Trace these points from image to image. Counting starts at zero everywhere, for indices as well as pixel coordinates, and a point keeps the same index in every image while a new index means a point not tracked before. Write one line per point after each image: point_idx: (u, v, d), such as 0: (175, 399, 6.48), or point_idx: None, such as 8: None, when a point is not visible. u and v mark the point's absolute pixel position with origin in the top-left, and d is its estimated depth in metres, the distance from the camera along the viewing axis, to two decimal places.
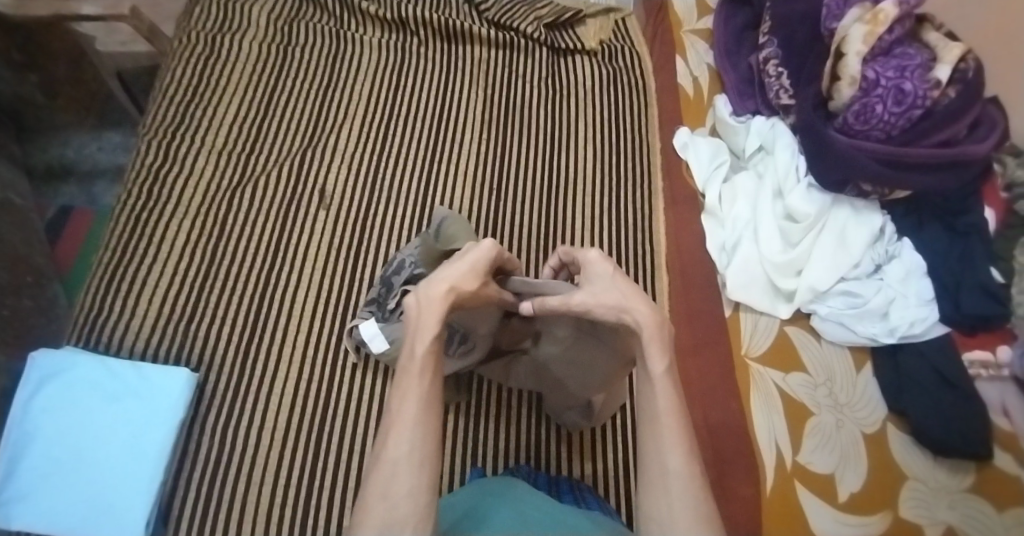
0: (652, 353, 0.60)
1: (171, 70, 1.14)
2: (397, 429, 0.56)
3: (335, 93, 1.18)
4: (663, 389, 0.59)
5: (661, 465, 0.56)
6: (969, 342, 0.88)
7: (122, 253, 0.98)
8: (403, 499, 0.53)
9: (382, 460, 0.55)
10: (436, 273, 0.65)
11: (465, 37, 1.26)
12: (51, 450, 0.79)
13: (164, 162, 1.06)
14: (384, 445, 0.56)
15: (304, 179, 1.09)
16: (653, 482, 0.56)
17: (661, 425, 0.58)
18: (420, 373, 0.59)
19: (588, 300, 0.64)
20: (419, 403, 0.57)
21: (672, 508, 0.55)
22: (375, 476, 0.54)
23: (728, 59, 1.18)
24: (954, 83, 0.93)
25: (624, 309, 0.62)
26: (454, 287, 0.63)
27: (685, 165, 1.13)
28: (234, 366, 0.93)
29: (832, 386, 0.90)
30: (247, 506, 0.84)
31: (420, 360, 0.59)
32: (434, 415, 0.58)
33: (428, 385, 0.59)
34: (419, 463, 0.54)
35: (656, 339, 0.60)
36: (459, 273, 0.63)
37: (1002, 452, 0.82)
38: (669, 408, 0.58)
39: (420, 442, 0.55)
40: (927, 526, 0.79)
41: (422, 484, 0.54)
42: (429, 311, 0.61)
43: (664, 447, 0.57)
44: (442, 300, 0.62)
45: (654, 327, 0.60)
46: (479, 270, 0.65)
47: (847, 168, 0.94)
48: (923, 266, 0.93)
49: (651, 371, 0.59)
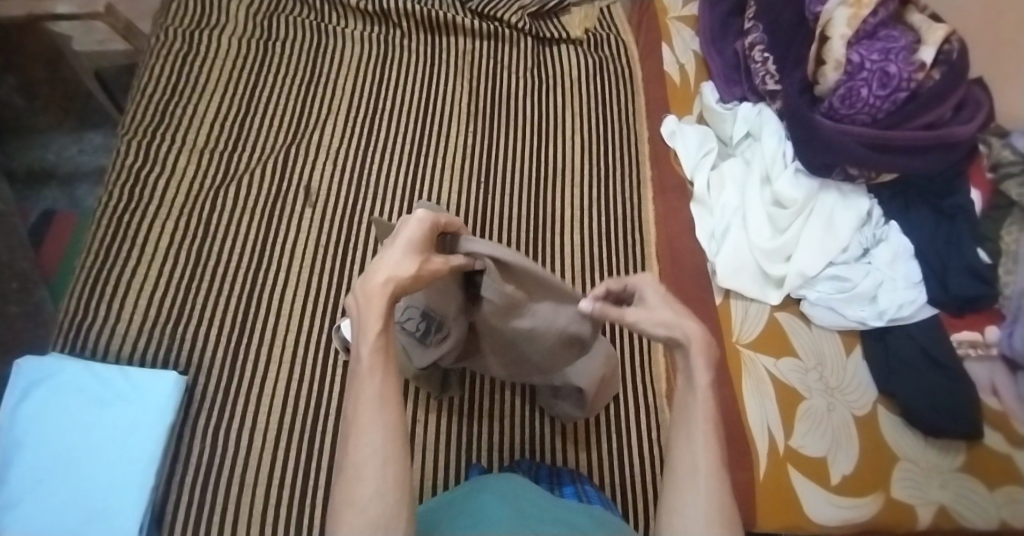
0: (697, 361, 0.58)
1: (149, 68, 1.12)
2: (357, 432, 0.53)
3: (318, 87, 1.17)
4: (704, 396, 0.57)
5: (691, 465, 0.55)
6: (958, 323, 0.89)
7: (105, 256, 0.96)
8: (372, 503, 0.51)
9: (345, 466, 0.53)
10: (371, 263, 0.60)
11: (449, 29, 1.25)
12: (36, 457, 0.77)
13: (145, 162, 1.04)
14: (346, 450, 0.54)
15: (289, 176, 1.07)
16: (680, 480, 0.55)
17: (696, 434, 0.56)
18: (371, 371, 0.55)
19: (642, 314, 0.60)
20: (376, 403, 0.54)
21: (694, 508, 0.53)
22: (343, 482, 0.52)
23: (714, 46, 1.18)
24: (939, 65, 0.93)
25: (674, 324, 0.59)
26: (390, 275, 0.58)
27: (674, 153, 1.12)
28: (224, 367, 0.91)
29: (822, 370, 0.90)
30: (242, 509, 0.83)
31: (368, 360, 0.56)
32: (394, 410, 0.55)
33: (381, 382, 0.55)
34: (384, 465, 0.52)
35: (701, 349, 0.58)
36: (393, 261, 0.59)
37: (994, 432, 0.84)
38: (706, 415, 0.57)
39: (383, 441, 0.53)
40: (919, 507, 0.81)
41: (389, 483, 0.52)
42: (369, 307, 0.57)
43: (696, 450, 0.56)
44: (382, 292, 0.57)
45: (702, 338, 0.58)
46: (414, 250, 0.60)
47: (834, 153, 0.94)
48: (910, 249, 0.93)
49: (696, 383, 0.57)
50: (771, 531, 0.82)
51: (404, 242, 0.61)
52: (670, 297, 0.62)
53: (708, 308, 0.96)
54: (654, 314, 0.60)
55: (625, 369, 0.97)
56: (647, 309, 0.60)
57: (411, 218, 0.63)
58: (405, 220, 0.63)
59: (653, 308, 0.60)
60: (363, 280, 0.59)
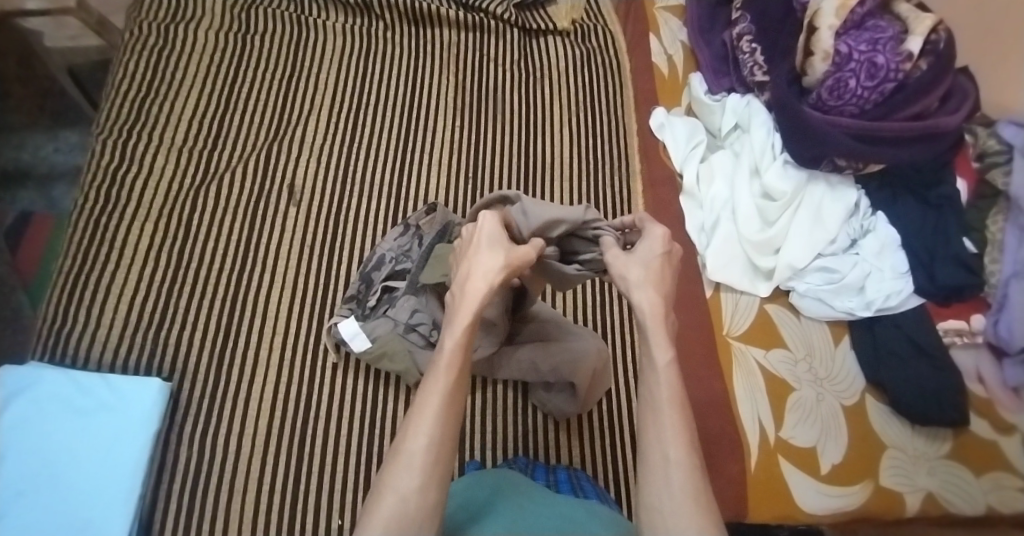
0: (654, 340, 0.57)
1: (123, 63, 1.09)
2: (416, 421, 0.52)
3: (299, 82, 1.14)
4: (667, 380, 0.56)
5: (661, 454, 0.53)
6: (944, 312, 0.89)
7: (82, 260, 0.93)
8: (413, 497, 0.49)
9: (398, 453, 0.51)
10: (460, 263, 0.60)
11: (433, 20, 1.23)
12: (18, 469, 0.75)
13: (121, 163, 1.01)
14: (402, 438, 0.52)
15: (272, 173, 1.05)
16: (654, 471, 0.53)
17: (663, 415, 0.55)
18: (448, 367, 0.54)
19: (616, 258, 0.63)
20: (443, 398, 0.53)
21: (672, 501, 0.52)
22: (391, 467, 0.51)
23: (702, 36, 1.17)
24: (925, 55, 0.93)
25: (635, 286, 0.60)
26: (484, 272, 0.57)
27: (662, 146, 1.11)
28: (209, 372, 0.89)
29: (812, 361, 0.90)
30: (232, 517, 0.81)
31: (449, 355, 0.55)
32: (457, 412, 0.54)
33: (456, 380, 0.54)
34: (434, 462, 0.51)
35: (659, 327, 0.57)
36: (481, 261, 0.58)
37: (979, 418, 0.84)
38: (671, 398, 0.55)
39: (439, 438, 0.52)
40: (907, 494, 0.81)
41: (434, 481, 0.51)
42: (463, 307, 0.56)
43: (665, 438, 0.54)
44: (478, 290, 0.56)
45: (656, 313, 0.58)
46: (500, 244, 0.59)
47: (823, 144, 0.93)
48: (897, 239, 0.93)
49: (656, 361, 0.56)
50: (763, 522, 0.82)
51: (487, 239, 0.60)
52: (655, 257, 0.61)
53: (697, 302, 0.95)
54: (624, 267, 0.62)
55: (617, 363, 0.96)
56: (624, 255, 0.62)
57: (483, 217, 0.62)
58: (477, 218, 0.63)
59: (627, 259, 0.62)
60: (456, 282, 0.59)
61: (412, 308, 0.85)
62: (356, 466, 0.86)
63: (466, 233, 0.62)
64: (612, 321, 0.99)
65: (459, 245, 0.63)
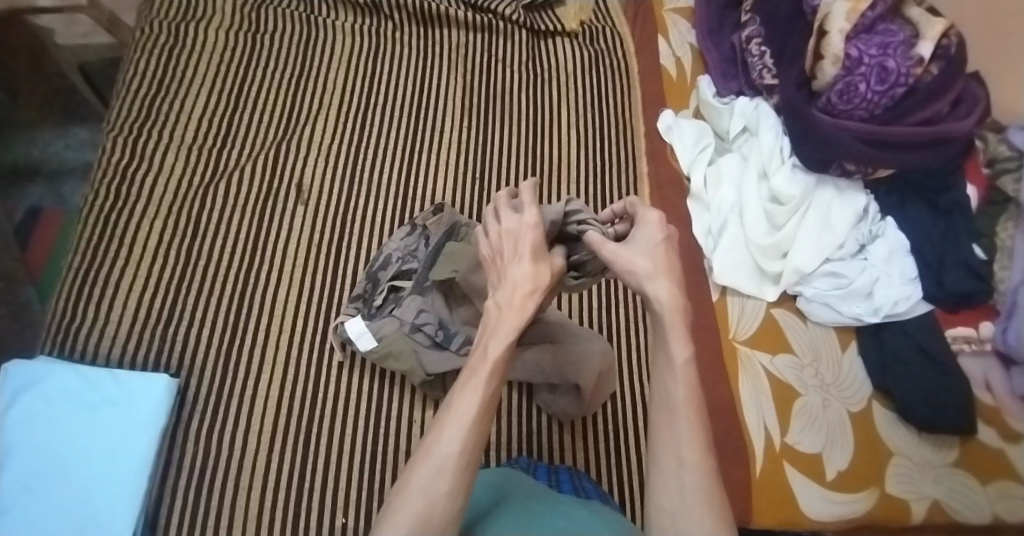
0: (673, 338, 0.55)
1: (134, 62, 1.09)
2: (451, 423, 0.52)
3: (309, 82, 1.15)
4: (684, 378, 0.55)
5: (675, 455, 0.53)
6: (952, 319, 0.88)
7: (92, 256, 0.93)
8: (440, 499, 0.49)
9: (428, 454, 0.51)
10: (502, 270, 0.58)
11: (442, 20, 1.23)
12: (24, 463, 0.75)
13: (131, 160, 1.01)
14: (433, 438, 0.52)
15: (281, 172, 1.06)
16: (665, 470, 0.53)
17: (678, 414, 0.54)
18: (490, 375, 0.54)
19: (617, 253, 0.59)
20: (480, 403, 0.53)
21: (683, 501, 0.52)
22: (418, 465, 0.51)
23: (711, 39, 1.17)
24: (936, 60, 0.92)
25: (648, 278, 0.57)
26: (530, 287, 0.56)
27: (670, 148, 1.11)
28: (215, 370, 0.89)
29: (818, 367, 0.90)
30: (236, 513, 0.82)
31: (492, 362, 0.54)
32: (489, 416, 0.54)
33: (494, 389, 0.54)
34: (463, 467, 0.50)
35: (678, 323, 0.55)
36: (526, 273, 0.57)
37: (986, 427, 0.84)
38: (687, 397, 0.55)
39: (472, 442, 0.51)
40: (913, 502, 0.80)
41: (462, 484, 0.50)
42: (509, 317, 0.55)
43: (679, 438, 0.53)
44: (524, 306, 0.56)
45: (675, 309, 0.56)
46: (543, 257, 0.58)
47: (832, 148, 0.93)
48: (906, 245, 0.93)
49: (673, 357, 0.55)
50: (767, 527, 0.81)
51: (531, 250, 0.58)
52: (659, 245, 0.58)
53: (704, 306, 0.95)
54: (629, 261, 0.58)
55: (622, 365, 0.96)
56: (625, 248, 0.59)
57: (527, 224, 0.59)
58: (520, 223, 0.60)
59: (631, 252, 0.59)
60: (498, 289, 0.57)
61: (418, 308, 0.86)
62: (360, 465, 0.86)
63: (507, 238, 0.60)
64: (617, 323, 0.99)
65: (497, 247, 0.60)
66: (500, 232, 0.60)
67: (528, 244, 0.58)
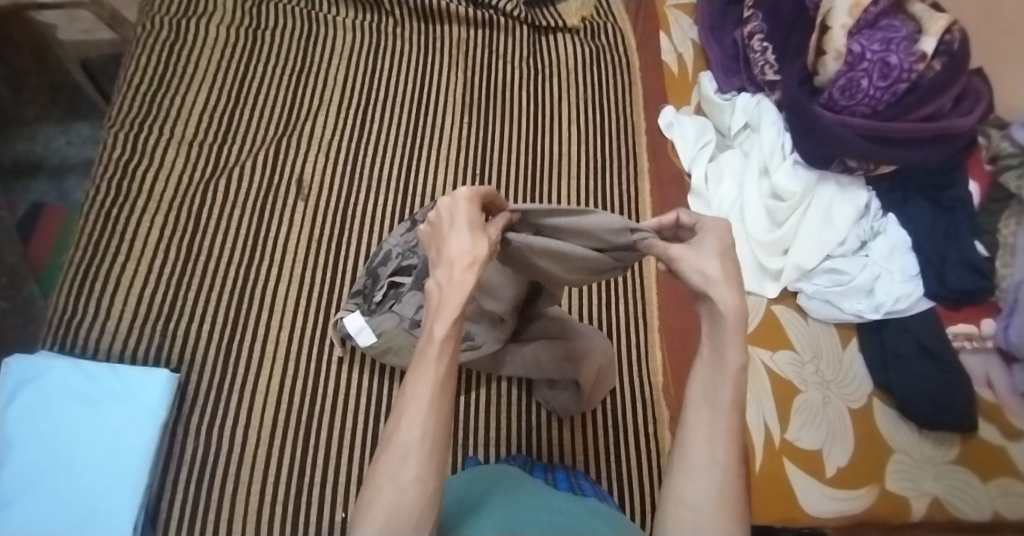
0: (731, 341, 0.50)
1: (135, 58, 1.10)
2: (409, 411, 0.49)
3: (309, 78, 1.15)
4: (734, 382, 0.50)
5: (707, 455, 0.48)
6: (954, 316, 0.88)
7: (93, 251, 0.94)
8: (411, 488, 0.47)
9: (392, 444, 0.48)
10: (439, 247, 0.55)
11: (442, 16, 1.23)
12: (25, 458, 0.75)
13: (132, 155, 1.01)
14: (395, 429, 0.49)
15: (281, 167, 1.06)
16: (692, 469, 0.48)
17: (720, 416, 0.49)
18: (440, 355, 0.51)
19: (684, 253, 0.55)
20: (436, 388, 0.50)
21: (705, 503, 0.47)
22: (385, 457, 0.48)
23: (713, 35, 1.16)
24: (940, 56, 0.91)
25: (713, 282, 0.52)
26: (468, 262, 0.53)
27: (671, 145, 1.11)
28: (215, 365, 0.90)
29: (819, 363, 0.90)
30: (236, 508, 0.82)
31: (439, 342, 0.51)
32: (449, 400, 0.50)
33: (448, 369, 0.51)
34: (430, 453, 0.48)
35: (740, 329, 0.50)
36: (465, 247, 0.54)
37: (987, 424, 0.84)
38: (734, 402, 0.50)
39: (433, 427, 0.48)
40: (914, 499, 0.81)
41: (433, 470, 0.48)
42: (450, 293, 0.52)
43: (716, 439, 0.49)
44: (466, 278, 0.53)
45: (739, 316, 0.50)
46: (479, 229, 0.56)
47: (834, 144, 0.93)
48: (907, 242, 0.92)
49: (728, 360, 0.50)
50: (768, 523, 0.82)
51: (466, 222, 0.56)
52: (729, 251, 0.53)
53: (675, 295, 1.00)
54: (698, 261, 0.54)
55: (622, 361, 0.96)
56: (693, 251, 0.55)
57: (457, 197, 0.57)
58: (454, 195, 0.57)
59: (700, 253, 0.54)
60: (438, 266, 0.55)
61: (418, 303, 0.84)
62: (360, 460, 0.86)
63: (441, 214, 0.57)
64: (617, 320, 0.99)
65: (434, 224, 0.57)
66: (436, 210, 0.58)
67: (464, 218, 0.56)
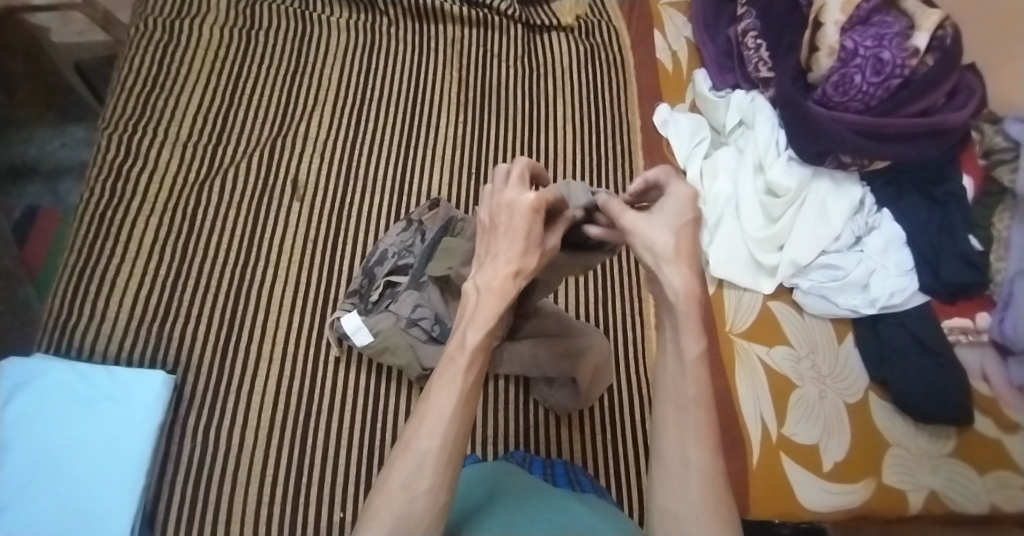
0: (685, 331, 0.49)
1: (128, 60, 1.09)
2: (431, 418, 0.48)
3: (304, 78, 1.14)
4: (695, 375, 0.48)
5: (681, 458, 0.48)
6: (948, 310, 0.89)
7: (88, 253, 0.94)
8: (422, 497, 0.47)
9: (409, 450, 0.48)
10: (489, 250, 0.55)
11: (436, 15, 1.23)
12: (22, 461, 0.75)
13: (127, 157, 1.01)
14: (414, 433, 0.48)
15: (276, 169, 1.05)
16: (670, 475, 0.48)
17: (687, 413, 0.48)
18: (469, 365, 0.50)
19: (637, 224, 0.54)
20: (461, 397, 0.49)
21: (687, 507, 0.47)
22: (401, 462, 0.48)
23: (707, 32, 1.16)
24: (931, 52, 0.92)
25: (664, 261, 0.51)
26: (511, 275, 0.53)
27: (666, 141, 1.11)
28: (213, 365, 0.90)
29: (815, 358, 0.90)
30: (235, 508, 0.82)
31: (470, 352, 0.50)
32: (472, 411, 0.50)
33: (474, 380, 0.50)
34: (447, 464, 0.48)
35: (692, 314, 0.49)
36: (512, 258, 0.53)
37: (983, 417, 0.84)
38: (699, 395, 0.49)
39: (453, 439, 0.48)
40: (910, 492, 0.81)
41: (446, 481, 0.48)
42: (486, 304, 0.52)
43: (686, 440, 0.48)
44: (505, 290, 0.52)
45: (691, 300, 0.49)
46: (536, 241, 0.54)
47: (828, 140, 0.93)
48: (902, 236, 0.93)
49: (685, 354, 0.49)
50: (766, 518, 0.82)
51: (524, 233, 0.54)
52: (685, 225, 0.52)
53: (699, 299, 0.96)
54: (649, 235, 0.52)
55: (619, 359, 0.96)
56: (644, 221, 0.54)
57: (526, 202, 0.54)
58: (519, 196, 0.54)
59: (652, 226, 0.53)
60: (483, 269, 0.53)
61: (415, 302, 0.85)
62: (358, 458, 0.86)
63: (500, 218, 0.55)
64: (614, 317, 0.99)
65: (492, 222, 0.56)
66: (498, 206, 0.55)
67: (522, 225, 0.53)
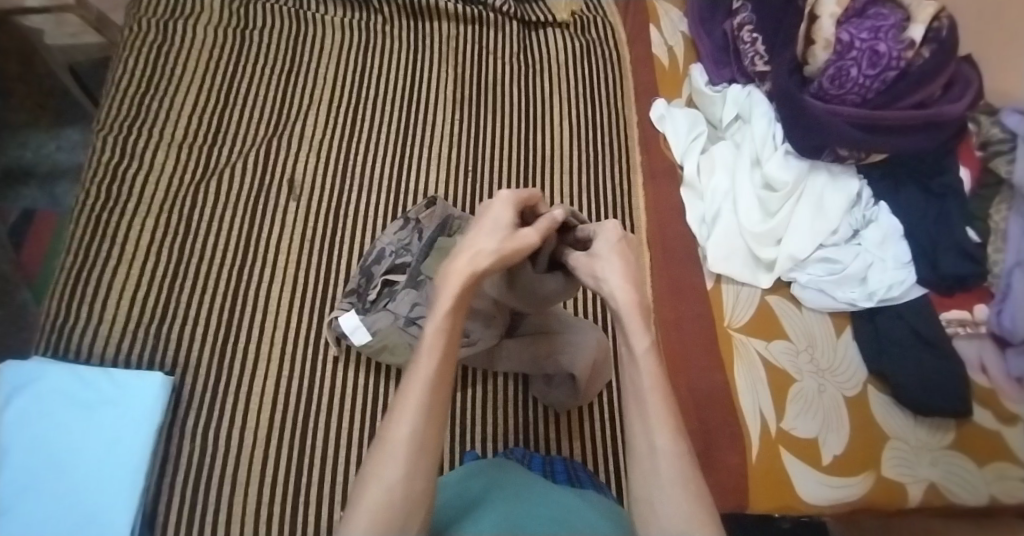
0: (631, 332, 0.54)
1: (122, 61, 1.09)
2: (400, 409, 0.50)
3: (299, 77, 1.14)
4: (647, 366, 0.53)
5: (648, 445, 0.51)
6: (947, 302, 0.89)
7: (84, 255, 0.93)
8: (399, 486, 0.48)
9: (383, 441, 0.49)
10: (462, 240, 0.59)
11: (431, 13, 1.23)
12: (21, 464, 0.75)
13: (121, 158, 1.01)
14: (386, 426, 0.50)
15: (271, 170, 1.05)
16: (642, 465, 0.51)
17: (646, 403, 0.53)
18: (430, 352, 0.52)
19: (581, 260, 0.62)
20: (428, 387, 0.51)
21: (661, 492, 0.50)
22: (376, 457, 0.49)
23: (703, 27, 1.16)
24: (928, 43, 0.92)
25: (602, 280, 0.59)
26: (471, 256, 0.55)
27: (663, 137, 1.11)
28: (211, 366, 0.90)
29: (813, 352, 0.90)
30: (235, 508, 0.82)
31: (429, 340, 0.53)
32: (442, 401, 0.52)
33: (437, 369, 0.52)
34: (418, 452, 0.49)
35: (635, 316, 0.55)
36: (473, 242, 0.56)
37: (982, 408, 0.84)
38: (654, 385, 0.53)
39: (424, 426, 0.50)
40: (910, 485, 0.81)
41: (421, 468, 0.49)
42: (445, 287, 0.54)
43: (650, 428, 0.52)
44: (464, 271, 0.54)
45: (632, 304, 0.55)
46: (502, 228, 0.58)
47: (825, 134, 0.93)
48: (899, 229, 0.92)
49: (634, 350, 0.54)
50: (765, 513, 0.82)
51: (492, 222, 0.58)
52: (617, 249, 0.59)
53: (696, 294, 0.95)
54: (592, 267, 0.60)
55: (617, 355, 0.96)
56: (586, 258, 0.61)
57: (498, 199, 0.60)
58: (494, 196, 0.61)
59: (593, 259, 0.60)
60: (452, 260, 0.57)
61: (412, 301, 0.85)
62: (358, 457, 0.87)
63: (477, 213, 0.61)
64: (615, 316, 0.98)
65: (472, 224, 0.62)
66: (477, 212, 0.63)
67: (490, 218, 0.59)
